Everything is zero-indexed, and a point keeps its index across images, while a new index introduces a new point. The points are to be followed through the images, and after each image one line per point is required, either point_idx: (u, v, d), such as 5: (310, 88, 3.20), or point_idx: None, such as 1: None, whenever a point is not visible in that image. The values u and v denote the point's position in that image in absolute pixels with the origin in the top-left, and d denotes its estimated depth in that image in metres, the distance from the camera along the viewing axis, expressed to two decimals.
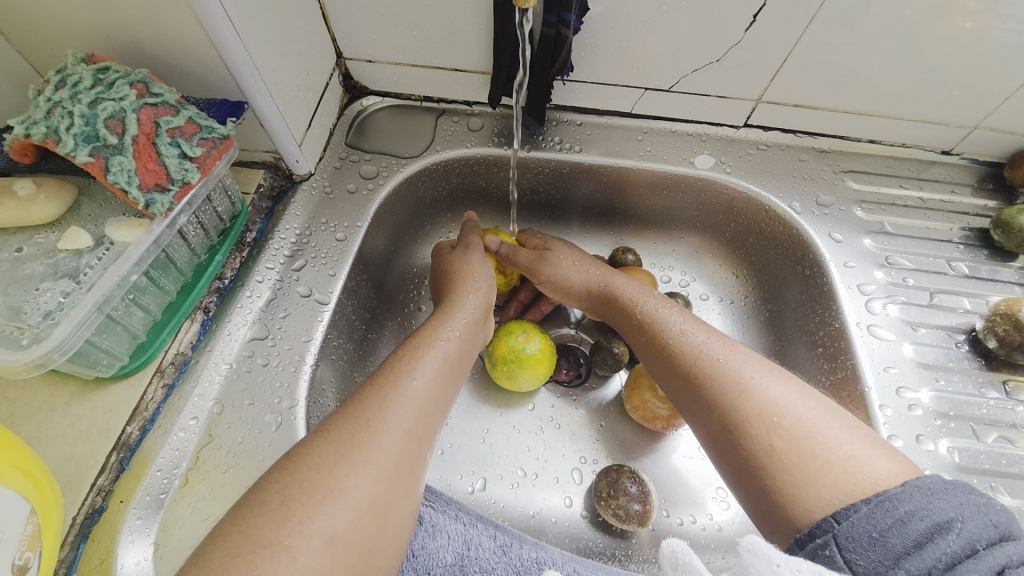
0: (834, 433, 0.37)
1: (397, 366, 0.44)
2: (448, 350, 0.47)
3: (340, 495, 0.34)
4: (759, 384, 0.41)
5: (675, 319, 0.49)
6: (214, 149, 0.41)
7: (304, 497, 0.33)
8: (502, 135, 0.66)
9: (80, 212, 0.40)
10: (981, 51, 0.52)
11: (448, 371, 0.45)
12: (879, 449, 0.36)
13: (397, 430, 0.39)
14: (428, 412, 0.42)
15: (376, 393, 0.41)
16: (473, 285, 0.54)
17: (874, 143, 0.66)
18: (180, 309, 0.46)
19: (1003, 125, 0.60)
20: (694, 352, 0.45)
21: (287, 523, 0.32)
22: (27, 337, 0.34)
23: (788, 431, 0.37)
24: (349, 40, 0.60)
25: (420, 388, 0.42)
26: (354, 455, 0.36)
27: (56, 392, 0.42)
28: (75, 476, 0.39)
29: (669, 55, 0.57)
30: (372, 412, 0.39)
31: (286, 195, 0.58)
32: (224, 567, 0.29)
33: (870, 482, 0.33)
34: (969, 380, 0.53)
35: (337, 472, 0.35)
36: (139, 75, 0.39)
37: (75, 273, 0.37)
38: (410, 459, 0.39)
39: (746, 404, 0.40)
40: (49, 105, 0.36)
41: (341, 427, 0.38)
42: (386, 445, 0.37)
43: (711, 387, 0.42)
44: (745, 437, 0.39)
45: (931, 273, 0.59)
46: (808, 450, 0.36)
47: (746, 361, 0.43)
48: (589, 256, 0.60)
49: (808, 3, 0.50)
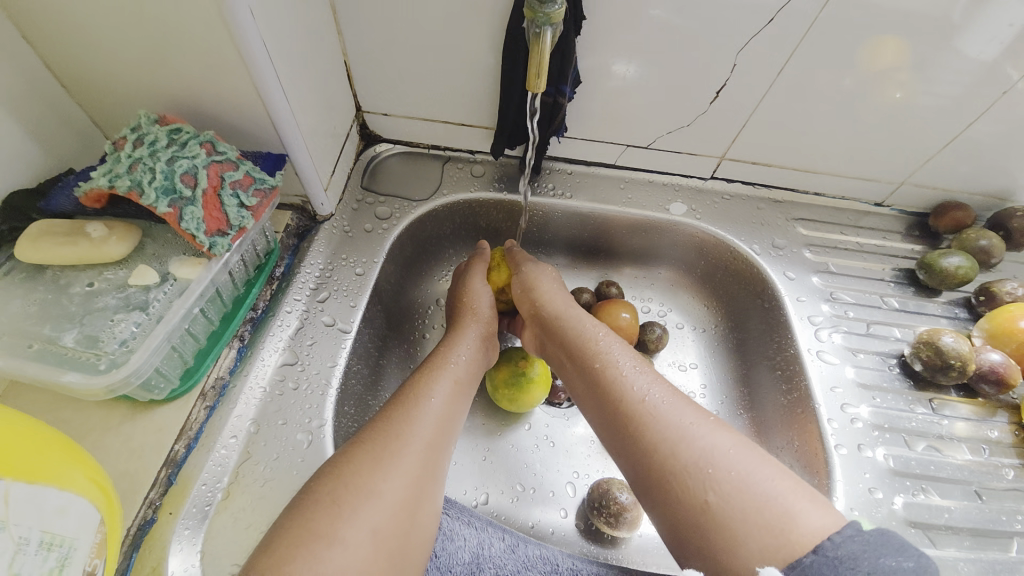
0: (760, 480, 0.40)
1: (416, 387, 0.50)
2: (458, 373, 0.53)
3: (378, 497, 0.40)
4: (697, 441, 0.43)
5: (622, 362, 0.52)
6: (264, 199, 0.47)
7: (350, 496, 0.39)
8: (502, 180, 0.74)
9: (143, 252, 0.45)
10: (909, 119, 0.64)
11: (459, 389, 0.52)
12: (808, 503, 0.39)
13: (418, 439, 0.45)
14: (445, 425, 0.48)
15: (399, 411, 0.47)
16: (476, 315, 0.61)
17: (820, 195, 0.77)
18: (221, 337, 0.51)
19: (921, 183, 0.72)
20: (637, 398, 0.48)
21: (338, 517, 0.38)
22: (103, 363, 0.39)
23: (723, 488, 0.40)
24: (368, 96, 0.68)
25: (438, 404, 0.49)
26: (388, 463, 0.42)
27: (110, 412, 0.46)
28: (131, 488, 0.44)
29: (648, 118, 0.67)
30: (399, 426, 0.45)
31: (310, 233, 0.64)
32: (292, 554, 0.35)
33: (797, 543, 0.36)
34: (900, 397, 0.62)
35: (373, 475, 0.41)
36: (206, 136, 0.45)
37: (144, 305, 0.42)
38: (431, 467, 0.44)
39: (681, 453, 0.43)
40: (130, 162, 0.41)
41: (373, 437, 0.44)
42: (410, 455, 0.43)
43: (651, 433, 0.45)
44: (677, 486, 0.42)
45: (868, 306, 0.69)
46: (734, 498, 0.39)
47: (683, 413, 0.46)
48: (563, 293, 0.62)
49: (758, 85, 0.62)
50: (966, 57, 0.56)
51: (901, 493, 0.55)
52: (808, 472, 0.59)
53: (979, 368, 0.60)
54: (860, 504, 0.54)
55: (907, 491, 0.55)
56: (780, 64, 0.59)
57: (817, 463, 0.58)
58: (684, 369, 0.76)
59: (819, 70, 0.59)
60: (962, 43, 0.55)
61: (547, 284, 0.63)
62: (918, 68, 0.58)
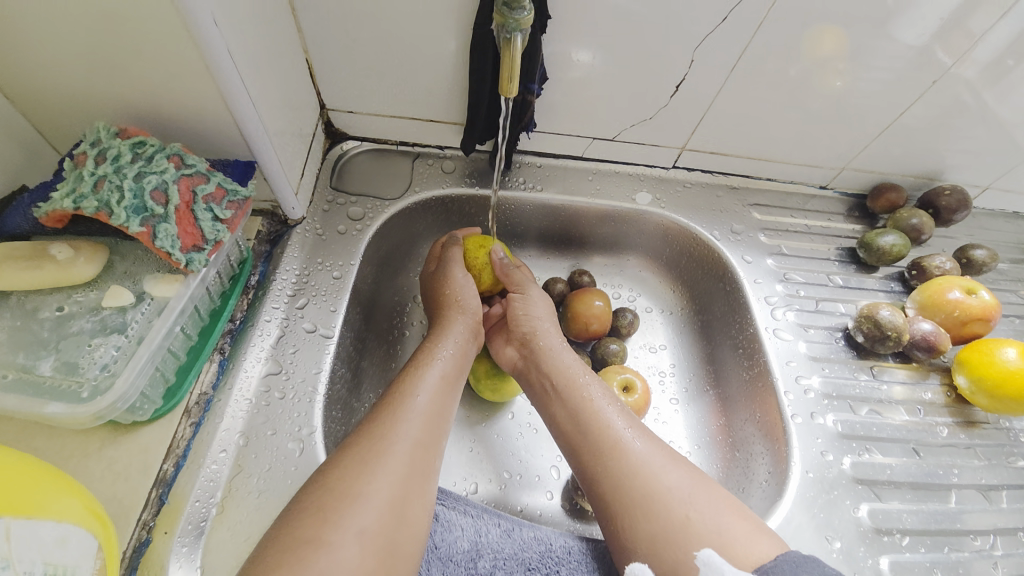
0: (718, 518, 0.46)
1: (401, 386, 0.51)
2: (445, 367, 0.55)
3: (366, 499, 0.41)
4: (669, 481, 0.49)
5: (599, 397, 0.56)
6: (239, 210, 0.46)
7: (336, 501, 0.41)
8: (473, 176, 0.75)
9: (114, 271, 0.44)
10: (849, 109, 0.69)
11: (446, 385, 0.53)
12: (765, 537, 0.45)
13: (404, 437, 0.46)
14: (433, 421, 0.49)
15: (386, 412, 0.48)
16: (460, 307, 0.62)
17: (772, 182, 0.82)
18: (201, 352, 0.51)
19: (860, 168, 0.78)
20: (615, 432, 0.53)
21: (326, 523, 0.39)
22: (86, 390, 0.38)
23: (696, 521, 0.46)
24: (333, 94, 0.67)
25: (424, 401, 0.50)
26: (373, 465, 0.43)
27: (88, 438, 0.45)
28: (122, 511, 0.43)
29: (612, 111, 0.70)
30: (386, 427, 0.46)
31: (282, 239, 0.63)
32: (279, 561, 0.37)
33: (751, 561, 0.43)
34: (846, 367, 0.68)
35: (360, 479, 0.42)
36: (172, 148, 0.44)
37: (122, 327, 0.41)
38: (420, 463, 0.46)
39: (657, 491, 0.48)
40: (94, 180, 0.40)
41: (359, 441, 0.45)
42: (398, 454, 0.45)
43: (628, 464, 0.51)
44: (649, 515, 0.48)
45: (816, 285, 0.75)
46: (707, 530, 0.46)
47: (655, 452, 0.52)
48: (550, 321, 0.64)
49: (715, 81, 0.65)
50: (900, 43, 0.60)
51: (849, 454, 0.61)
52: (769, 440, 0.65)
53: (912, 338, 0.67)
54: (814, 467, 0.60)
55: (853, 451, 0.62)
56: (733, 62, 0.63)
57: (777, 432, 0.64)
58: (654, 351, 0.80)
59: (770, 64, 0.63)
60: (894, 29, 0.59)
61: (539, 313, 0.64)
62: (853, 56, 0.62)
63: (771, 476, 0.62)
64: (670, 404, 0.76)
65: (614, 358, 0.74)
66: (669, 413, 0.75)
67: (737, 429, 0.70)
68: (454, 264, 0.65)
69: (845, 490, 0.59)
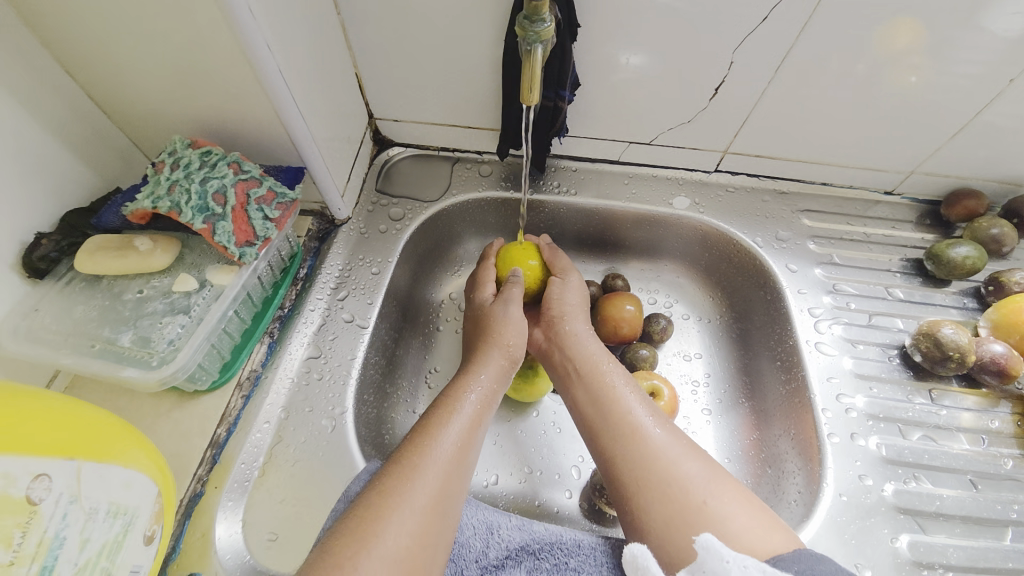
0: (733, 507, 0.45)
1: (428, 431, 0.50)
2: (473, 412, 0.53)
3: (382, 553, 0.39)
4: (687, 466, 0.49)
5: (622, 388, 0.57)
6: (286, 210, 0.52)
7: (350, 549, 0.39)
8: (509, 179, 0.77)
9: (184, 261, 0.52)
10: (913, 108, 0.64)
11: (472, 424, 0.52)
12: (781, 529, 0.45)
13: (426, 485, 0.45)
14: (457, 462, 0.48)
15: (410, 456, 0.47)
16: (498, 343, 0.61)
17: (826, 186, 0.77)
18: (253, 334, 0.58)
19: (933, 171, 0.71)
20: (634, 420, 0.53)
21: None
22: (155, 360, 0.46)
23: (713, 503, 0.46)
24: (380, 104, 0.72)
25: (449, 447, 0.49)
26: (392, 510, 0.42)
27: (159, 401, 0.53)
28: (180, 467, 0.50)
29: (649, 114, 0.69)
30: (409, 473, 0.45)
31: (330, 236, 0.69)
32: None
33: (766, 550, 0.42)
34: (898, 388, 0.63)
35: (378, 532, 0.40)
36: (233, 156, 0.50)
37: (186, 309, 0.49)
38: (440, 510, 0.44)
39: (674, 476, 0.48)
40: (169, 184, 0.47)
41: (382, 490, 0.43)
42: (418, 504, 0.43)
43: (645, 450, 0.51)
44: (663, 499, 0.47)
45: (871, 298, 0.70)
46: (721, 515, 0.45)
47: (674, 441, 0.51)
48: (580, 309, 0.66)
49: (756, 82, 0.63)
50: (991, 34, 0.55)
51: (892, 481, 0.56)
52: (803, 458, 0.61)
53: (981, 360, 0.60)
54: (850, 490, 0.55)
55: (898, 478, 0.56)
56: (777, 60, 0.60)
57: (811, 451, 0.60)
58: (688, 359, 0.78)
59: (820, 60, 0.60)
60: (985, 19, 0.53)
61: (575, 308, 0.66)
62: (932, 51, 0.57)
63: (801, 496, 0.58)
64: (702, 414, 0.74)
65: (644, 364, 0.73)
66: (700, 423, 0.73)
67: (771, 446, 0.67)
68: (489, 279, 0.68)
69: (883, 519, 0.54)
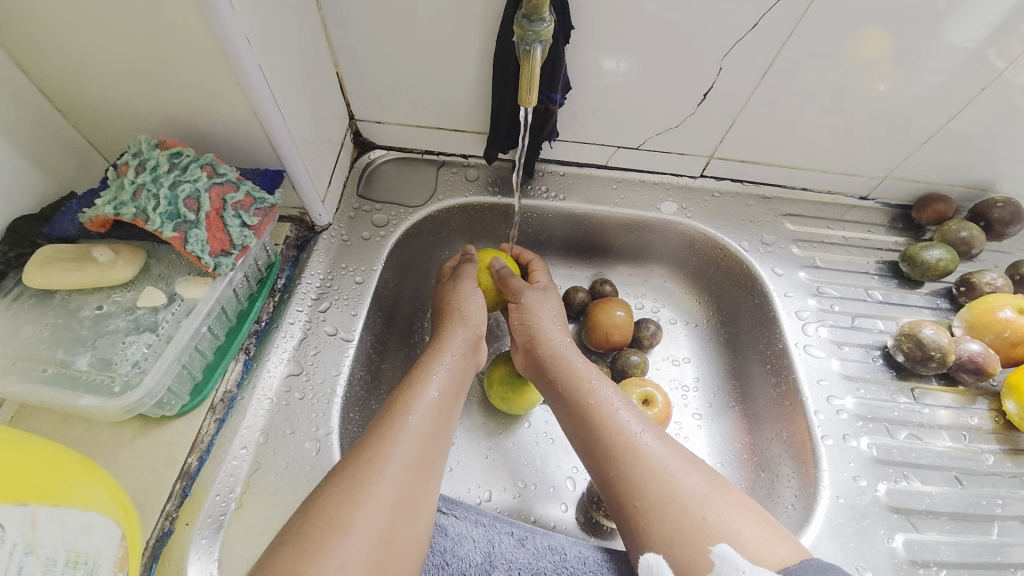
0: (737, 521, 0.44)
1: (396, 405, 0.51)
2: (440, 384, 0.55)
3: (349, 530, 0.41)
4: (683, 479, 0.47)
5: (612, 399, 0.55)
6: (265, 217, 0.48)
7: (317, 534, 0.41)
8: (496, 184, 0.75)
9: (149, 273, 0.47)
10: (889, 115, 0.66)
11: (441, 405, 0.53)
12: (782, 538, 0.44)
13: (393, 461, 0.46)
14: (426, 444, 0.49)
15: (378, 432, 0.49)
16: (462, 319, 0.62)
17: (807, 191, 0.79)
18: (227, 351, 0.53)
19: (906, 176, 0.74)
20: (629, 433, 0.51)
21: (304, 556, 0.39)
22: (117, 385, 0.41)
23: (713, 517, 0.44)
24: (361, 105, 0.69)
25: (417, 423, 0.50)
26: (359, 494, 0.43)
27: (121, 430, 0.48)
28: (147, 503, 0.45)
29: (637, 120, 0.69)
30: (375, 450, 0.47)
31: (309, 244, 0.65)
32: None
33: (773, 562, 0.41)
34: (883, 388, 0.64)
35: (344, 508, 0.42)
36: (206, 158, 0.46)
37: (154, 326, 0.44)
38: (410, 490, 0.46)
39: (672, 493, 0.46)
40: (133, 188, 0.43)
41: (347, 468, 0.46)
42: (386, 480, 0.45)
43: (643, 465, 0.49)
44: (662, 517, 0.46)
45: (853, 300, 0.71)
46: (724, 529, 0.44)
47: (672, 453, 0.50)
48: (558, 323, 0.64)
49: (742, 90, 0.64)
50: (951, 45, 0.57)
51: (884, 481, 0.58)
52: (796, 462, 0.62)
53: (959, 359, 0.63)
54: (844, 492, 0.56)
55: (890, 478, 0.58)
56: (763, 68, 0.61)
57: (805, 454, 0.61)
58: (677, 364, 0.78)
59: (804, 68, 0.61)
60: (946, 31, 0.56)
61: (547, 311, 0.65)
62: (896, 60, 0.59)
63: (797, 499, 0.59)
64: (693, 419, 0.74)
65: (635, 370, 0.72)
66: (691, 428, 0.73)
67: (763, 449, 0.67)
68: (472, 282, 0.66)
69: (878, 519, 0.55)
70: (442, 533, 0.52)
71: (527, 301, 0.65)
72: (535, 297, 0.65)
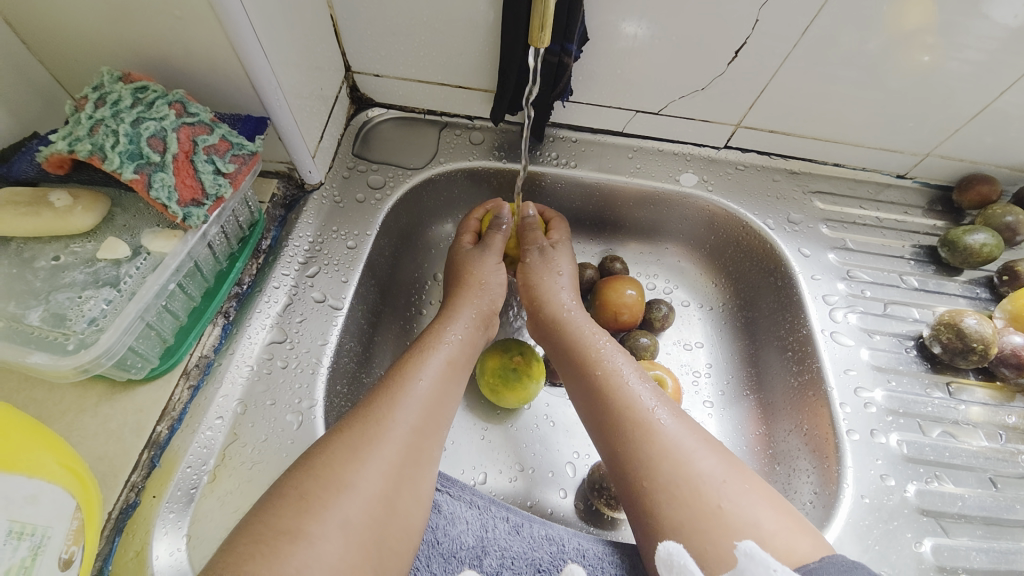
0: (755, 510, 0.40)
1: (403, 369, 0.48)
2: (451, 352, 0.51)
3: (353, 489, 0.38)
4: (694, 456, 0.43)
5: (623, 370, 0.51)
6: (243, 165, 0.44)
7: (319, 489, 0.38)
8: (503, 148, 0.70)
9: (113, 222, 0.43)
10: (944, 85, 0.58)
11: (450, 368, 0.50)
12: (805, 531, 0.39)
13: (401, 425, 0.43)
14: (434, 408, 0.46)
15: (384, 394, 0.45)
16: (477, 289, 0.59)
17: (840, 167, 0.72)
18: (204, 314, 0.49)
19: (951, 154, 0.66)
20: (642, 408, 0.47)
21: (305, 512, 0.36)
22: (72, 343, 0.37)
23: (733, 497, 0.40)
24: (357, 55, 0.63)
25: (426, 387, 0.47)
26: (365, 452, 0.40)
27: (85, 393, 0.44)
28: (109, 473, 0.42)
29: (657, 82, 0.62)
30: (383, 411, 0.43)
31: (298, 204, 0.61)
32: (254, 552, 0.34)
33: (792, 559, 0.37)
34: (916, 381, 0.59)
35: (348, 467, 0.39)
36: (176, 95, 0.42)
37: (115, 281, 0.40)
38: (416, 454, 0.43)
39: (686, 475, 0.42)
40: (91, 123, 0.39)
41: (352, 425, 0.42)
42: (393, 440, 0.42)
43: (654, 447, 0.44)
44: (675, 502, 0.41)
45: (885, 285, 0.66)
46: (740, 521, 0.39)
47: (688, 432, 0.45)
48: (572, 283, 0.61)
49: (779, 50, 0.57)
50: (994, 23, 0.51)
51: (914, 481, 0.53)
52: (817, 457, 0.57)
53: (1000, 352, 0.58)
54: (871, 492, 0.52)
55: (920, 478, 0.53)
56: (804, 25, 0.54)
57: (827, 449, 0.56)
58: (689, 349, 0.73)
59: (846, 29, 0.54)
60: (991, 7, 0.50)
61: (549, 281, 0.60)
62: (943, 32, 0.52)
63: (817, 497, 0.54)
64: (703, 407, 0.69)
65: (644, 353, 0.67)
66: (701, 416, 0.69)
67: (779, 442, 0.63)
68: (486, 248, 0.61)
69: (906, 522, 0.51)
70: (435, 511, 0.48)
71: (531, 268, 0.61)
72: (539, 262, 0.61)
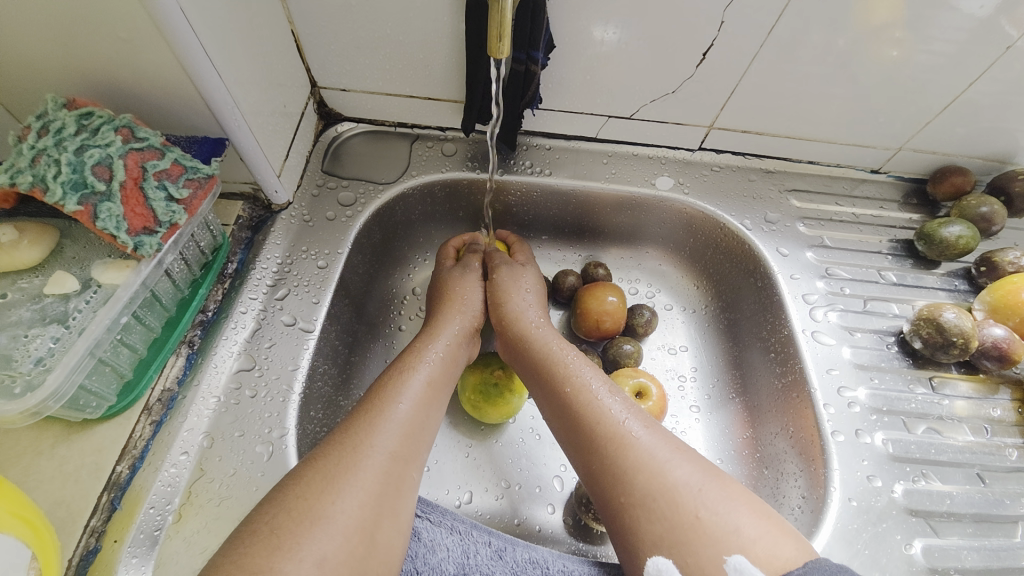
0: (736, 517, 0.38)
1: (382, 393, 0.47)
2: (431, 373, 0.50)
3: (328, 522, 0.37)
4: (668, 465, 0.42)
5: (592, 383, 0.50)
6: (199, 189, 0.42)
7: (292, 524, 0.36)
8: (475, 159, 0.69)
9: (63, 255, 0.41)
10: (913, 78, 0.58)
11: (432, 392, 0.49)
12: (787, 536, 0.38)
13: (378, 451, 0.42)
14: (414, 433, 0.45)
15: (362, 420, 0.44)
16: (461, 308, 0.59)
17: (815, 164, 0.72)
18: (165, 346, 0.47)
19: (923, 147, 0.67)
20: (613, 421, 0.46)
21: (278, 550, 0.34)
22: (18, 385, 0.35)
23: (710, 503, 0.39)
24: (322, 70, 0.62)
25: (405, 411, 0.45)
26: (342, 482, 0.39)
27: (41, 435, 0.42)
28: (68, 518, 0.40)
29: (628, 86, 0.62)
30: (359, 438, 0.42)
31: (265, 225, 0.59)
32: None
33: (776, 566, 0.35)
34: (899, 378, 0.59)
35: (323, 498, 0.38)
36: (122, 120, 0.40)
37: (63, 317, 0.38)
38: (394, 479, 0.41)
39: (662, 487, 0.41)
40: (33, 154, 0.37)
41: (328, 454, 0.41)
42: (371, 467, 0.40)
43: (628, 456, 0.43)
44: (652, 514, 0.40)
45: (864, 281, 0.66)
46: (722, 529, 0.38)
47: (660, 441, 0.44)
48: (537, 298, 0.61)
49: (747, 50, 0.56)
50: (961, 15, 0.51)
51: (901, 480, 0.53)
52: (804, 459, 0.56)
53: (981, 345, 0.58)
54: (858, 494, 0.51)
55: (907, 477, 0.53)
56: (770, 24, 0.53)
57: (813, 452, 0.55)
58: (673, 353, 0.73)
59: (813, 27, 0.53)
60: None
61: (523, 291, 0.60)
62: (914, 25, 0.52)
63: (805, 502, 0.54)
64: (690, 412, 0.69)
65: (628, 360, 0.66)
66: (688, 422, 0.68)
67: (766, 445, 0.62)
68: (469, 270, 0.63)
69: (895, 523, 0.50)
70: (415, 538, 0.47)
71: (498, 284, 0.61)
72: (509, 275, 0.61)
